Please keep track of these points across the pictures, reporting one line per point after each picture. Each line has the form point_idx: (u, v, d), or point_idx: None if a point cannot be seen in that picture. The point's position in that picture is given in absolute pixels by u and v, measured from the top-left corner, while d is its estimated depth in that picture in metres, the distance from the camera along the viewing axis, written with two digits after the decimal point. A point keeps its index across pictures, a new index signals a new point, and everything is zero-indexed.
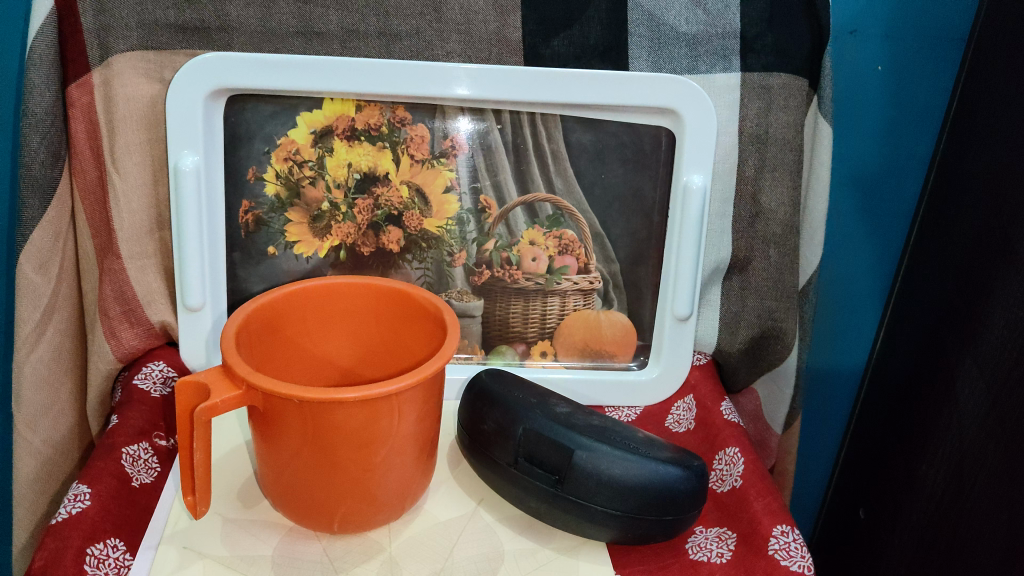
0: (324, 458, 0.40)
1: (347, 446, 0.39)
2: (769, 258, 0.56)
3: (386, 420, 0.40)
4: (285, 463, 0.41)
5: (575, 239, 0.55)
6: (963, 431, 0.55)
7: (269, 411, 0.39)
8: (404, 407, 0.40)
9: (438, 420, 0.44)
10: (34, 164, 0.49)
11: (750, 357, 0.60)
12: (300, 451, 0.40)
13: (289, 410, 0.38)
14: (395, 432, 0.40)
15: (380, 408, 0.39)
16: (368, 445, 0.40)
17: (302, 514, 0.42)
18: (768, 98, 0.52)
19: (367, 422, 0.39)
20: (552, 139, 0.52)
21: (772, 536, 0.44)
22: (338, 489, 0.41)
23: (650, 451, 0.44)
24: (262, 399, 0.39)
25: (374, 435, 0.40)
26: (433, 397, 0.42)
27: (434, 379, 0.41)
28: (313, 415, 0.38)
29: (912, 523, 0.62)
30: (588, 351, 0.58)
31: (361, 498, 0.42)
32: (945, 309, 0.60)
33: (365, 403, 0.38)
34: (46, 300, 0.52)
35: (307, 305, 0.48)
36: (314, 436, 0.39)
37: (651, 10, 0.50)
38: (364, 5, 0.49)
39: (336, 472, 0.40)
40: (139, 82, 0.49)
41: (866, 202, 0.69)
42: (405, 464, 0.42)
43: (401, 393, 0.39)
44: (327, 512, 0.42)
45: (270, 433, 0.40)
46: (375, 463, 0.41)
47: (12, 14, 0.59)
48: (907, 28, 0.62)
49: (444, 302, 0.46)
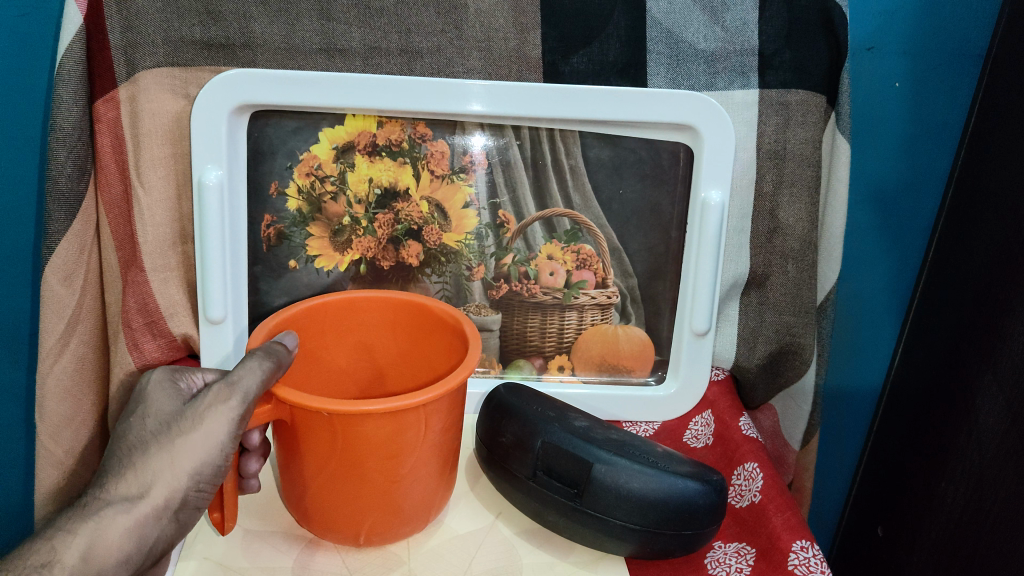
0: (350, 469, 0.40)
1: (372, 457, 0.40)
2: (787, 273, 0.56)
3: (411, 431, 0.40)
4: (311, 473, 0.41)
5: (593, 253, 0.56)
6: (983, 448, 0.55)
7: (299, 422, 0.40)
8: (430, 418, 0.40)
9: (458, 434, 0.45)
10: (61, 177, 0.50)
11: (768, 373, 0.60)
12: (325, 463, 0.40)
13: (317, 421, 0.39)
14: (419, 444, 0.41)
15: (406, 419, 0.39)
16: (392, 457, 0.40)
17: (324, 527, 0.43)
18: (786, 115, 0.52)
19: (391, 434, 0.39)
20: (570, 155, 0.53)
21: (792, 551, 0.44)
22: (360, 501, 0.41)
23: (669, 466, 0.44)
24: (293, 407, 0.39)
25: (398, 446, 0.40)
26: (456, 408, 0.43)
27: (457, 389, 0.42)
28: (339, 426, 0.39)
29: (932, 541, 0.61)
30: (605, 366, 0.58)
31: (385, 512, 0.42)
32: (963, 325, 0.59)
33: (390, 415, 0.38)
34: (71, 312, 0.52)
35: (329, 318, 0.48)
36: (340, 446, 0.39)
37: (670, 27, 0.51)
38: (387, 23, 0.49)
39: (360, 483, 0.41)
40: (164, 98, 0.50)
41: (884, 218, 0.69)
42: (428, 477, 0.43)
43: (426, 404, 0.39)
44: (350, 527, 0.42)
45: (298, 445, 0.41)
46: (398, 475, 0.41)
47: (41, 33, 0.60)
48: (923, 46, 0.62)
49: (463, 314, 0.46)
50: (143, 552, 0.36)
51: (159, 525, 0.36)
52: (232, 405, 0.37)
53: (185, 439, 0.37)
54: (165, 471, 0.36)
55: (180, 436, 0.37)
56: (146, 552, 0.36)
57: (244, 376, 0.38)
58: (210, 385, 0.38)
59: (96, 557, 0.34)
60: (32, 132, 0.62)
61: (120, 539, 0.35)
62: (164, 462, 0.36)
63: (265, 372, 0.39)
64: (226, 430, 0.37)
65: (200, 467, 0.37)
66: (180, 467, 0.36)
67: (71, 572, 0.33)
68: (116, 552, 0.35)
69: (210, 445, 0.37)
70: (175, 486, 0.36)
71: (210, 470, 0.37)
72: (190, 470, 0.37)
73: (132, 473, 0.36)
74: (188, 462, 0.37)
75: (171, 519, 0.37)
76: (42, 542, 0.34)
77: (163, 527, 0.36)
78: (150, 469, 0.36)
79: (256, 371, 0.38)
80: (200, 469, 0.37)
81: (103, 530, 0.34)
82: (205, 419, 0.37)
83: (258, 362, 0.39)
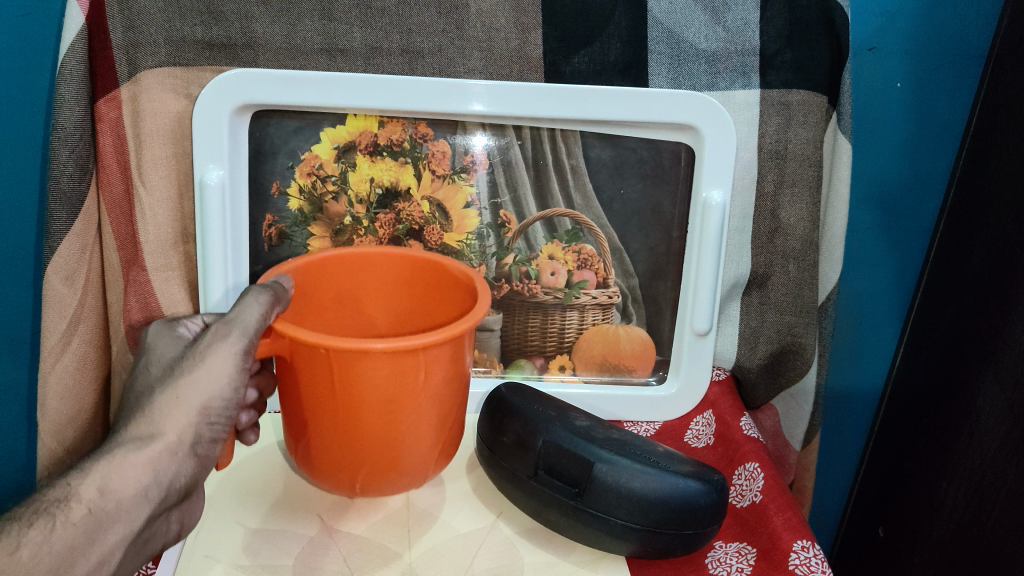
0: (350, 415, 0.41)
1: (372, 403, 0.40)
2: (788, 273, 0.56)
3: (413, 378, 0.40)
4: (312, 418, 0.42)
5: (594, 253, 0.56)
6: (985, 448, 0.54)
7: (300, 361, 0.40)
8: (432, 364, 0.40)
9: (464, 391, 0.45)
10: (62, 177, 0.49)
11: (769, 372, 0.60)
12: (325, 403, 0.41)
13: (317, 360, 0.39)
14: (421, 390, 0.41)
15: (408, 365, 0.40)
16: (393, 404, 0.41)
17: (327, 470, 0.44)
18: (788, 114, 0.52)
19: (393, 376, 0.40)
20: (572, 154, 0.53)
21: (792, 551, 0.45)
22: (360, 444, 0.42)
23: (670, 466, 0.44)
24: (294, 347, 0.40)
25: (398, 390, 0.40)
26: (461, 358, 0.43)
27: (463, 338, 0.42)
28: (339, 370, 0.39)
29: (933, 541, 0.61)
30: (606, 366, 0.58)
31: (384, 456, 0.43)
32: (965, 325, 0.59)
33: (392, 355, 0.38)
34: (73, 311, 0.52)
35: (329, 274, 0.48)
36: (338, 391, 0.40)
37: (670, 28, 0.51)
38: (388, 23, 0.49)
39: (360, 429, 0.41)
40: (166, 97, 0.50)
41: (886, 218, 0.69)
42: (429, 426, 0.43)
43: (429, 348, 0.39)
44: (349, 472, 0.43)
45: (299, 386, 0.41)
46: (399, 423, 0.42)
47: (44, 31, 0.60)
48: (925, 45, 0.62)
49: (474, 272, 0.46)
50: (163, 488, 0.36)
51: (175, 462, 0.37)
52: (232, 338, 0.38)
53: (189, 376, 0.37)
54: (172, 407, 0.37)
55: (186, 375, 0.37)
56: (165, 488, 0.36)
57: (240, 313, 0.39)
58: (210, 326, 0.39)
59: (113, 491, 0.34)
60: (33, 135, 0.63)
61: (136, 473, 0.35)
62: (173, 401, 0.37)
63: (263, 305, 0.40)
64: (230, 362, 0.38)
65: (207, 400, 0.38)
66: (188, 400, 0.37)
67: (91, 505, 0.33)
68: (134, 486, 0.35)
69: (215, 379, 0.38)
70: (187, 422, 0.37)
71: (219, 404, 0.38)
72: (198, 404, 0.37)
73: (141, 415, 0.36)
74: (194, 396, 0.37)
75: (187, 456, 0.37)
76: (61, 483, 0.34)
77: (180, 464, 0.37)
78: (158, 408, 0.36)
79: (254, 304, 0.39)
80: (207, 402, 0.38)
81: (118, 465, 0.35)
82: (208, 355, 0.38)
83: (255, 296, 0.40)
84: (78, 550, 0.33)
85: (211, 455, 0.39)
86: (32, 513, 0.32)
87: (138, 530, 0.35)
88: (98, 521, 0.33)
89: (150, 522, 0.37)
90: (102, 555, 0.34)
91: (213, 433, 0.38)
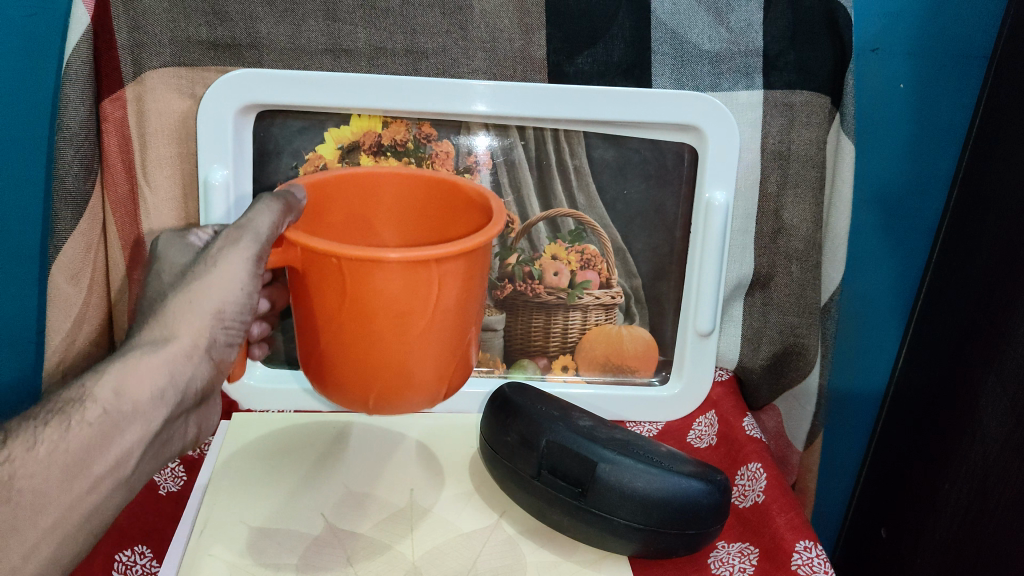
0: (363, 329, 0.41)
1: (384, 315, 0.40)
2: (791, 274, 0.56)
3: (426, 292, 0.40)
4: (325, 332, 0.42)
5: (597, 253, 0.56)
6: (988, 449, 0.55)
7: (313, 272, 0.40)
8: (446, 280, 0.40)
9: (478, 311, 0.44)
10: (68, 177, 0.50)
11: (772, 372, 0.60)
12: (339, 315, 0.41)
13: (331, 270, 0.39)
14: (435, 305, 0.40)
15: (420, 277, 0.39)
16: (405, 317, 0.40)
17: (341, 387, 0.44)
18: (791, 115, 0.53)
19: (406, 288, 0.39)
20: (575, 155, 0.53)
21: (795, 551, 0.45)
22: (373, 359, 0.42)
23: (673, 466, 0.44)
24: (305, 255, 0.39)
25: (412, 303, 0.40)
26: (477, 274, 0.42)
27: (478, 254, 0.41)
28: (351, 278, 0.39)
29: (935, 542, 0.61)
30: (610, 366, 0.58)
31: (397, 373, 0.42)
32: (967, 326, 0.59)
33: (406, 265, 0.38)
34: (78, 310, 0.52)
35: (339, 196, 0.46)
36: (350, 301, 0.40)
37: (674, 28, 0.51)
38: (392, 24, 0.49)
39: (372, 344, 0.41)
40: (171, 98, 0.50)
41: (890, 219, 0.69)
42: (444, 343, 0.43)
43: (442, 261, 0.39)
44: (364, 387, 0.43)
45: (313, 298, 0.41)
46: (411, 338, 0.41)
47: (51, 26, 0.59)
48: (929, 46, 0.62)
49: (489, 191, 0.44)
50: (179, 390, 0.37)
51: (191, 365, 0.37)
52: (244, 243, 0.38)
53: (203, 281, 0.37)
54: (186, 310, 0.37)
55: (200, 278, 0.37)
56: (182, 391, 0.37)
57: (253, 218, 0.38)
58: (223, 232, 0.39)
59: (128, 393, 0.35)
60: (37, 137, 0.62)
61: (152, 373, 0.36)
62: (186, 305, 0.37)
63: (276, 211, 0.39)
64: (244, 267, 0.38)
65: (221, 303, 0.38)
66: (201, 304, 0.37)
67: (105, 406, 0.34)
68: (150, 388, 0.36)
69: (228, 283, 0.38)
70: (201, 326, 0.37)
71: (234, 309, 0.38)
72: (213, 308, 0.37)
73: (156, 320, 0.37)
74: (208, 300, 0.37)
75: (202, 360, 0.38)
76: (76, 384, 0.35)
77: (196, 366, 0.37)
78: (172, 313, 0.37)
79: (266, 209, 0.39)
80: (222, 306, 0.38)
81: (135, 367, 0.35)
82: (221, 259, 0.38)
83: (268, 203, 0.39)
84: (92, 450, 0.34)
85: (228, 361, 0.40)
86: (49, 413, 0.33)
87: (155, 431, 0.36)
88: (113, 421, 0.34)
89: (168, 425, 0.38)
90: (119, 454, 0.35)
91: (228, 338, 0.39)
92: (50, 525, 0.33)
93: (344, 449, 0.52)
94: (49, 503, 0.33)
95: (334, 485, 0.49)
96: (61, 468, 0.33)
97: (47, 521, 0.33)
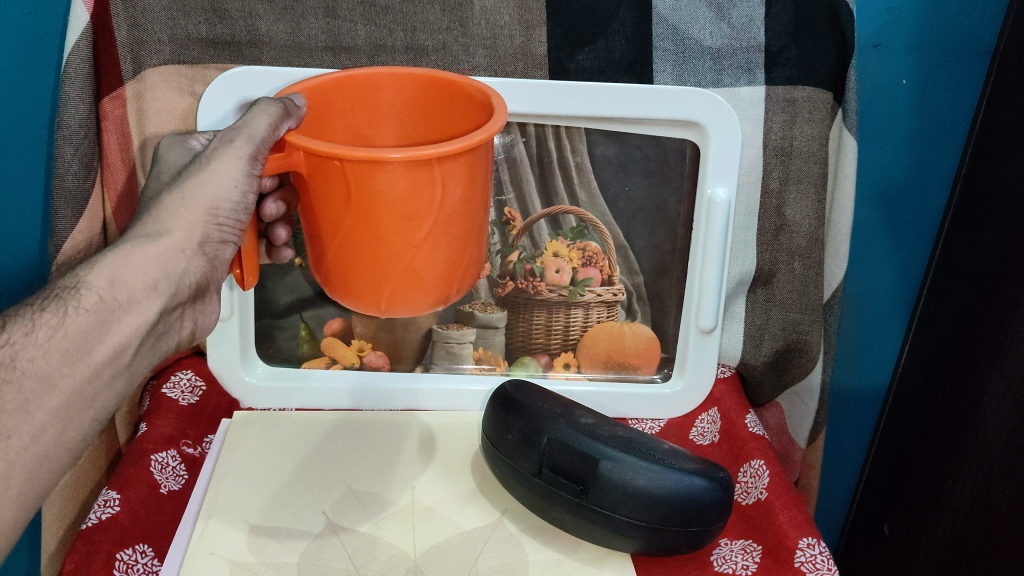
0: (370, 231, 0.39)
1: (388, 215, 0.38)
2: (794, 270, 0.56)
3: (430, 195, 0.38)
4: (330, 235, 0.40)
5: (598, 251, 0.55)
6: (991, 446, 0.54)
7: (314, 178, 0.38)
8: (449, 180, 0.38)
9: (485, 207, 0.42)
10: (68, 176, 0.49)
11: (774, 370, 0.60)
12: (343, 221, 0.39)
13: (332, 175, 0.37)
14: (441, 209, 0.38)
15: (422, 178, 0.37)
16: (412, 221, 0.38)
17: (351, 292, 0.42)
18: (793, 111, 0.52)
19: (410, 191, 0.37)
20: (576, 151, 0.52)
21: (798, 548, 0.45)
22: (382, 263, 0.40)
23: (676, 463, 0.44)
24: (309, 159, 0.37)
25: (418, 206, 0.38)
26: (481, 175, 0.39)
27: (481, 155, 0.38)
28: (356, 185, 0.37)
29: (937, 540, 0.61)
30: (611, 363, 0.58)
31: (407, 274, 0.41)
32: (971, 323, 0.59)
33: (409, 167, 0.36)
34: None
35: (338, 101, 0.42)
36: (354, 204, 0.38)
37: (675, 24, 0.51)
38: (393, 20, 0.49)
39: (378, 244, 0.39)
40: (171, 95, 0.51)
41: (892, 213, 0.68)
42: (450, 244, 0.40)
43: (446, 162, 0.37)
44: (374, 292, 0.41)
45: (315, 205, 0.39)
46: (418, 239, 0.39)
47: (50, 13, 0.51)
48: (933, 41, 0.61)
49: (491, 89, 0.40)
50: (173, 283, 0.39)
51: (183, 258, 0.39)
52: (236, 146, 0.38)
53: (196, 179, 0.39)
54: (178, 206, 0.39)
55: (193, 177, 0.39)
56: (175, 284, 0.39)
57: (249, 121, 0.37)
58: (222, 133, 0.39)
59: (123, 283, 0.37)
60: (35, 148, 0.54)
61: (143, 266, 0.38)
62: (179, 201, 0.39)
63: (272, 117, 0.38)
64: (237, 171, 0.38)
65: (213, 201, 0.39)
66: (193, 200, 0.39)
67: (99, 293, 0.37)
68: (143, 279, 0.38)
69: (220, 183, 0.39)
70: (194, 222, 0.39)
71: (228, 207, 0.39)
72: (203, 204, 0.39)
73: (150, 215, 0.39)
74: (199, 197, 0.39)
75: (196, 255, 0.40)
76: (75, 273, 0.37)
77: (189, 260, 0.39)
78: (166, 209, 0.39)
79: (261, 113, 0.37)
80: (214, 202, 0.39)
81: (129, 258, 0.38)
82: (214, 159, 0.38)
83: (265, 105, 0.38)
84: (92, 336, 0.37)
85: (222, 258, 0.41)
86: (50, 298, 0.37)
87: (151, 320, 0.38)
88: (109, 310, 0.37)
89: (164, 317, 0.40)
90: (116, 343, 0.37)
91: (222, 236, 0.40)
92: (60, 410, 0.36)
93: (345, 445, 0.52)
94: (56, 384, 0.36)
95: (335, 483, 0.49)
96: (61, 351, 0.36)
97: (54, 401, 0.36)
